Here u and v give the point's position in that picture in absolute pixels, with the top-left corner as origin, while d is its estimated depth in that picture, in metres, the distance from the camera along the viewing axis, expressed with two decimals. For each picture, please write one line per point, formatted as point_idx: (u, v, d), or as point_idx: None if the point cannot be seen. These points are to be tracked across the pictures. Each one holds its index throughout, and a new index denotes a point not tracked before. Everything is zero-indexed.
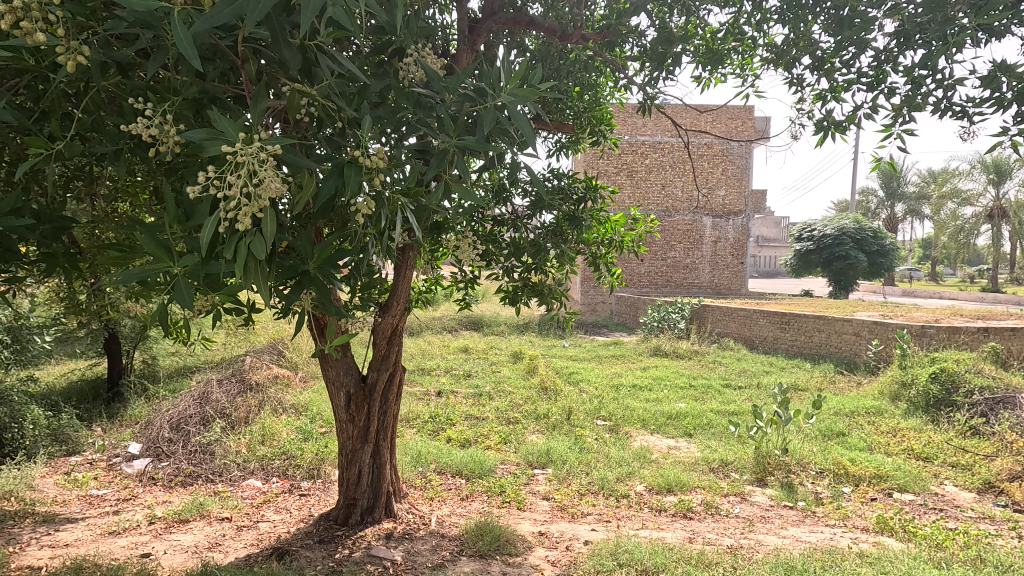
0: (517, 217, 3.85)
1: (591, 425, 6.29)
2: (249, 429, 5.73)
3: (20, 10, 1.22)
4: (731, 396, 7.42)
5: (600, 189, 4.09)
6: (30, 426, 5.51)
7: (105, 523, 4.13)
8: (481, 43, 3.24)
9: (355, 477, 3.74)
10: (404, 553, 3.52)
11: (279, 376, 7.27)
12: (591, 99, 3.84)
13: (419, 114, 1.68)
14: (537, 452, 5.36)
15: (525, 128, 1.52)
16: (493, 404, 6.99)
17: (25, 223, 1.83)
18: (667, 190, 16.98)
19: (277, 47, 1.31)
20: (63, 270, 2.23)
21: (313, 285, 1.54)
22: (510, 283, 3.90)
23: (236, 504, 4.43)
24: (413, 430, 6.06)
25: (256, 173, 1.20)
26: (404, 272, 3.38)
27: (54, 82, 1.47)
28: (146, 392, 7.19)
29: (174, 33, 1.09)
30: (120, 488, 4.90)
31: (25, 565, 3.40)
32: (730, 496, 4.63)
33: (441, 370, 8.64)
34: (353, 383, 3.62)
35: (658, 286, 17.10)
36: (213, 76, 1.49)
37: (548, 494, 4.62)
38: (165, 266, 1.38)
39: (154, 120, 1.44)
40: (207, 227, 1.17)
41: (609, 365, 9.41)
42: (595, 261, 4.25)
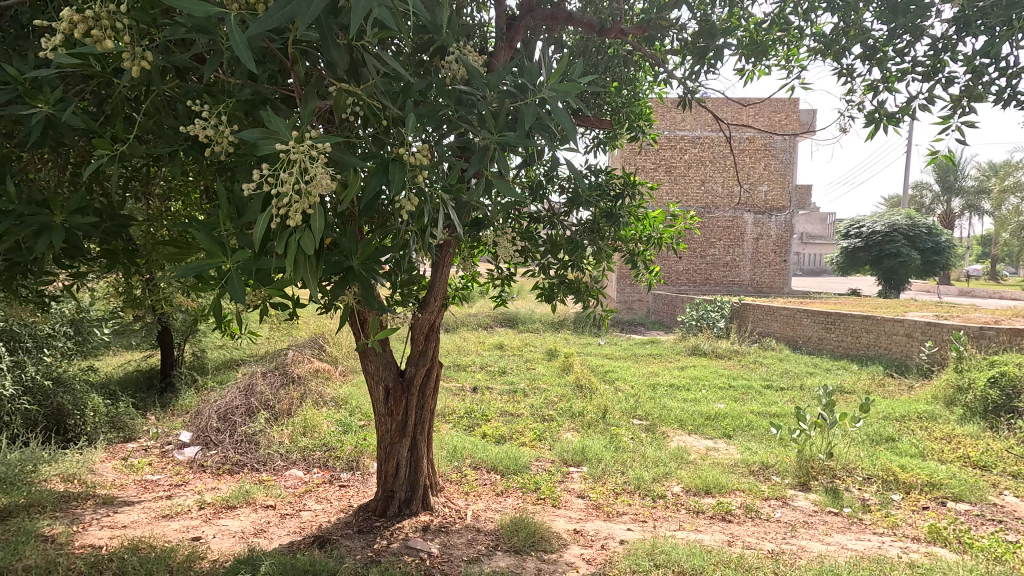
0: (553, 214, 3.84)
1: (627, 424, 6.23)
2: (291, 421, 5.92)
3: (91, 20, 1.29)
4: (773, 398, 7.22)
5: (638, 185, 4.03)
6: (90, 413, 5.86)
7: (159, 507, 4.34)
8: (519, 40, 3.25)
9: (393, 470, 3.81)
10: (439, 546, 3.58)
11: (320, 369, 7.47)
12: (629, 94, 3.81)
13: (460, 111, 1.68)
14: (572, 450, 5.34)
15: (566, 124, 1.51)
16: (528, 401, 7.00)
17: (89, 221, 1.93)
18: (706, 186, 16.63)
19: (326, 48, 1.35)
20: (122, 265, 2.35)
21: (357, 280, 1.58)
22: (546, 280, 3.90)
23: (279, 493, 4.58)
24: (449, 425, 6.13)
25: (307, 170, 1.23)
26: (441, 269, 3.42)
27: (118, 87, 1.55)
28: (195, 383, 7.51)
29: (230, 36, 1.12)
30: (172, 474, 5.14)
31: (88, 544, 3.61)
32: (771, 500, 4.51)
33: (477, 366, 8.71)
34: (392, 377, 3.69)
35: (698, 284, 16.72)
36: (264, 78, 1.54)
37: (583, 493, 4.61)
38: (219, 261, 1.43)
39: (210, 121, 1.50)
40: (260, 223, 1.21)
41: (645, 363, 9.30)
42: (632, 259, 4.22)
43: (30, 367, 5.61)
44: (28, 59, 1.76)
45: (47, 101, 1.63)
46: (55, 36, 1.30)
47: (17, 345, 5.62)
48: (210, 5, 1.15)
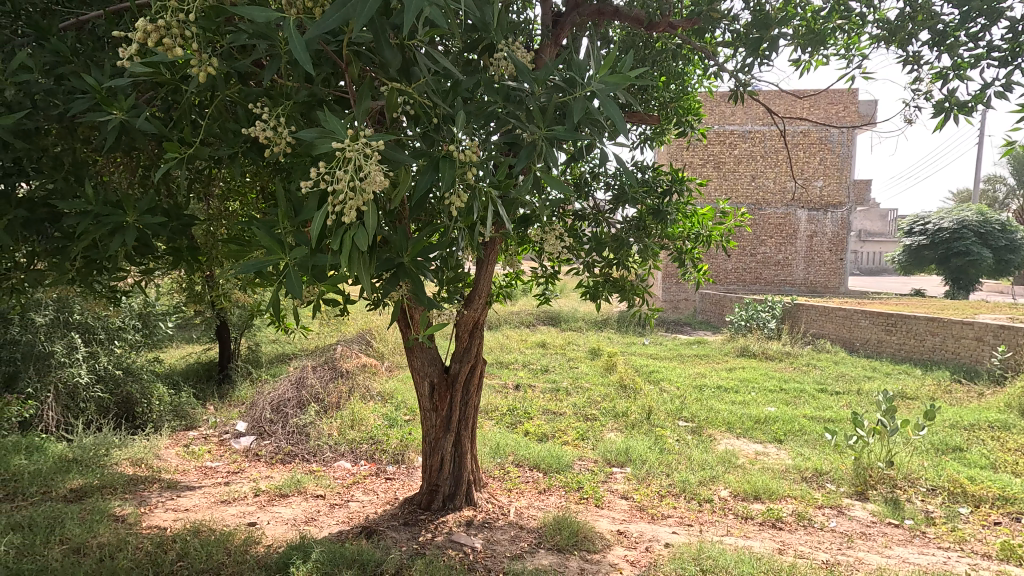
0: (599, 211, 3.80)
1: (672, 426, 6.11)
2: (340, 414, 6.11)
3: (163, 29, 1.35)
4: (827, 402, 6.92)
5: (686, 182, 3.96)
6: (156, 402, 6.23)
7: (218, 493, 4.57)
8: (565, 37, 3.22)
9: (438, 464, 3.87)
10: (483, 541, 3.62)
11: (367, 364, 7.66)
12: (677, 89, 3.73)
13: (509, 107, 1.68)
14: (616, 450, 5.28)
15: (615, 115, 1.47)
16: (571, 399, 6.97)
17: (158, 221, 2.04)
18: (757, 182, 16.10)
19: (379, 48, 1.37)
20: (187, 263, 2.47)
21: (407, 276, 1.60)
22: (591, 279, 3.88)
23: (329, 483, 4.73)
24: (492, 422, 6.18)
25: (361, 167, 1.25)
26: (486, 266, 3.44)
27: (185, 93, 1.62)
28: (250, 375, 7.85)
29: (289, 39, 1.16)
30: (229, 462, 5.40)
31: (154, 525, 3.83)
32: (825, 509, 4.33)
33: (520, 364, 8.74)
34: (437, 373, 3.75)
35: (747, 284, 16.15)
36: (320, 80, 1.57)
37: (626, 494, 4.55)
38: (277, 258, 1.48)
39: (269, 123, 1.55)
40: (317, 220, 1.25)
41: (691, 364, 9.09)
42: (680, 257, 4.14)
43: (103, 358, 6.00)
44: (104, 68, 1.88)
45: (121, 108, 1.73)
46: (130, 45, 1.37)
47: (91, 336, 6.02)
48: (270, 10, 1.19)
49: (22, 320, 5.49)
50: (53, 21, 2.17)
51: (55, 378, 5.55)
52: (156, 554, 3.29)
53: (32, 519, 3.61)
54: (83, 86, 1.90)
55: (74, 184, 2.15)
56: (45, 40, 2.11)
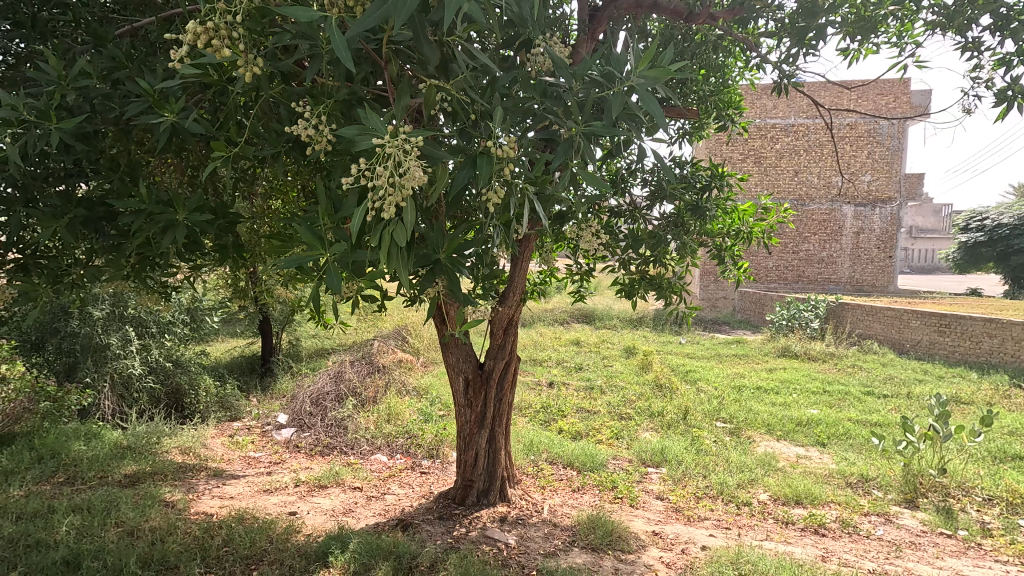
0: (635, 208, 3.75)
1: (710, 427, 5.98)
2: (377, 408, 6.23)
3: (212, 31, 1.39)
4: (874, 405, 6.65)
5: (726, 177, 3.87)
6: (202, 393, 6.48)
7: (261, 482, 4.72)
8: (602, 31, 3.16)
9: (472, 460, 3.90)
10: (517, 537, 3.63)
11: (403, 360, 7.77)
12: (717, 82, 3.65)
13: (546, 102, 1.65)
14: (651, 450, 5.21)
15: (655, 110, 1.42)
16: (605, 398, 6.92)
17: (207, 219, 2.12)
18: (800, 177, 15.59)
19: (418, 45, 1.37)
20: (232, 259, 2.56)
21: (443, 273, 1.61)
22: (626, 276, 3.83)
23: (366, 476, 4.83)
24: (526, 419, 6.20)
25: (401, 164, 1.26)
26: (520, 263, 3.43)
27: (231, 93, 1.66)
28: (291, 369, 8.09)
29: (331, 37, 1.17)
30: (271, 452, 5.57)
31: (201, 511, 3.98)
32: (872, 516, 4.17)
33: (553, 361, 8.72)
34: (471, 369, 3.77)
35: (789, 282, 15.64)
36: (360, 78, 1.59)
37: (662, 494, 4.49)
38: (318, 254, 1.51)
39: (311, 122, 1.58)
40: (357, 216, 1.26)
41: (730, 364, 8.88)
42: (719, 254, 4.05)
43: (154, 350, 6.28)
44: (156, 72, 1.96)
45: (172, 111, 1.80)
46: (181, 47, 1.41)
47: (143, 329, 6.29)
48: (312, 10, 1.21)
49: (81, 314, 5.79)
50: (109, 29, 2.28)
51: (111, 369, 5.83)
52: (203, 539, 3.43)
53: (90, 502, 3.82)
54: (137, 90, 1.98)
55: (129, 184, 2.24)
56: (102, 47, 2.22)
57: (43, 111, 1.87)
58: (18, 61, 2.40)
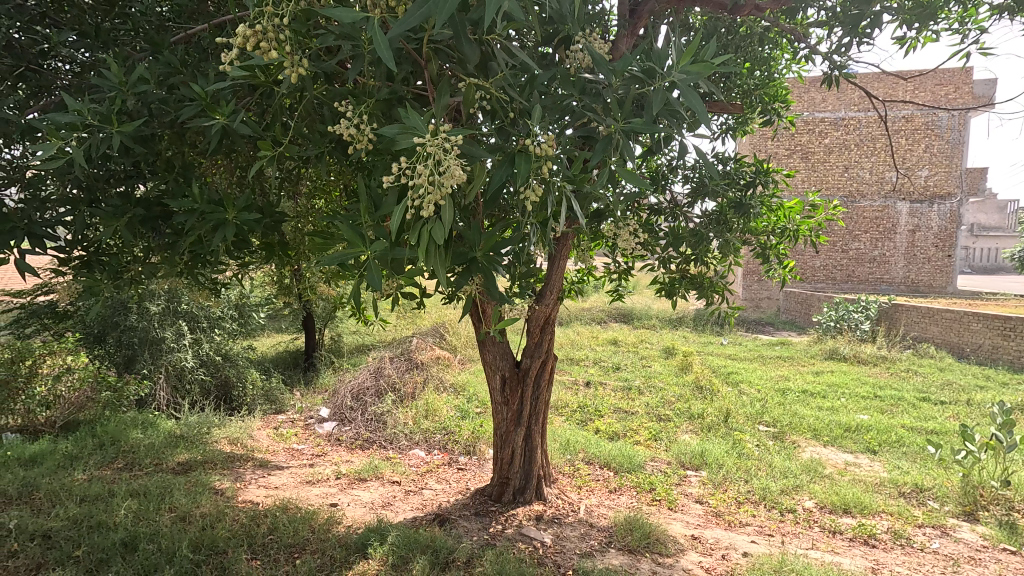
0: (676, 205, 3.67)
1: (752, 431, 5.82)
2: (415, 404, 6.33)
3: (260, 34, 1.42)
4: (930, 412, 6.33)
5: (772, 173, 3.75)
6: (249, 386, 6.73)
7: (304, 473, 4.87)
8: (642, 26, 3.11)
9: (508, 457, 3.91)
10: (553, 536, 3.63)
11: (440, 357, 7.86)
12: (763, 75, 3.55)
13: (585, 100, 1.63)
14: (690, 453, 5.11)
15: (697, 106, 1.37)
16: (643, 398, 6.82)
17: (255, 218, 2.19)
18: (851, 172, 14.97)
19: (458, 44, 1.37)
20: (277, 256, 2.64)
21: (479, 271, 1.61)
22: (666, 275, 3.77)
23: (404, 470, 4.91)
24: (562, 418, 6.18)
25: (440, 162, 1.27)
26: (557, 262, 3.40)
27: (277, 95, 1.71)
28: (333, 364, 8.30)
29: (374, 38, 1.18)
30: (314, 445, 5.74)
31: (248, 499, 4.14)
32: (926, 528, 3.97)
33: (591, 361, 8.66)
34: (508, 367, 3.78)
35: (837, 282, 15.03)
36: (401, 78, 1.61)
37: (702, 498, 4.39)
38: (359, 251, 1.53)
39: (353, 121, 1.60)
40: (396, 214, 1.28)
41: (774, 366, 8.61)
42: (763, 253, 3.94)
43: (205, 344, 6.56)
44: (209, 77, 2.04)
45: (223, 113, 1.87)
46: (231, 50, 1.45)
47: (195, 324, 6.57)
48: (356, 11, 1.23)
49: (139, 308, 6.10)
50: (166, 36, 2.39)
51: (166, 361, 6.13)
52: (250, 526, 3.56)
53: (146, 487, 4.02)
54: (191, 95, 2.07)
55: (183, 184, 2.35)
56: (159, 54, 2.33)
57: (106, 116, 1.98)
58: (84, 69, 2.54)
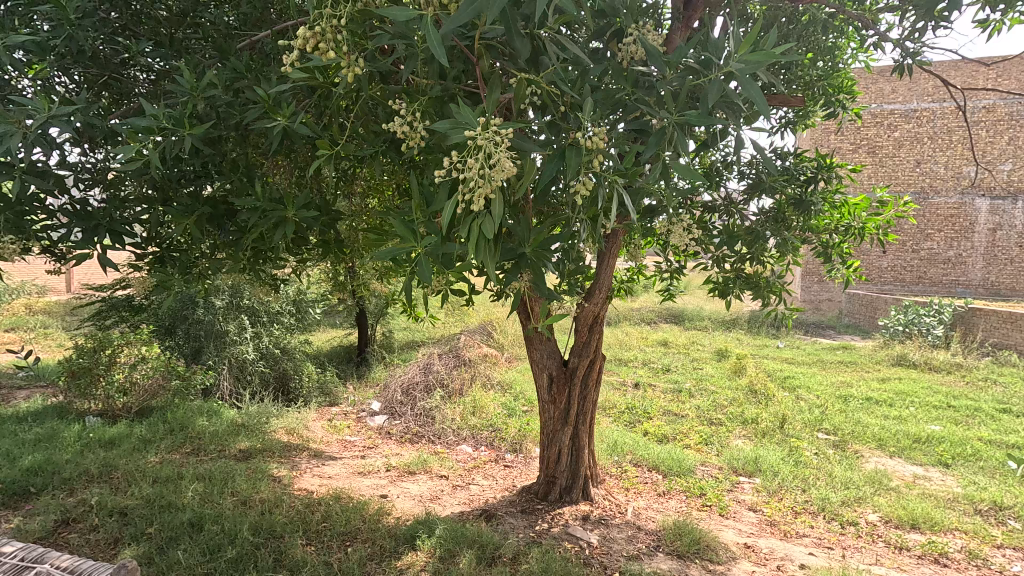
0: (731, 202, 3.56)
1: (811, 438, 5.57)
2: (463, 400, 6.41)
3: (319, 35, 1.46)
4: (1011, 425, 5.87)
5: (836, 168, 3.58)
6: (305, 378, 7.00)
7: (356, 464, 5.02)
8: (697, 18, 3.02)
9: (555, 456, 3.90)
10: (599, 537, 3.59)
11: (488, 354, 7.93)
12: (826, 66, 3.39)
13: (638, 93, 1.59)
14: (744, 459, 4.94)
15: (756, 96, 1.30)
16: (694, 401, 6.65)
17: (312, 215, 2.28)
18: (923, 167, 14.08)
19: (509, 39, 1.37)
20: (333, 253, 2.74)
21: (528, 266, 1.61)
22: (719, 274, 3.67)
23: (452, 465, 4.98)
24: (610, 419, 6.11)
25: (491, 155, 1.27)
26: (607, 260, 3.37)
27: (334, 95, 1.76)
28: (384, 359, 8.52)
29: (426, 34, 1.19)
30: (366, 437, 5.91)
31: (303, 487, 4.31)
32: (1006, 549, 3.68)
33: (639, 362, 8.52)
34: (556, 366, 3.76)
35: (907, 284, 14.16)
36: (453, 75, 1.63)
37: (755, 506, 4.24)
38: (411, 246, 1.56)
39: (407, 119, 1.63)
40: (447, 208, 1.29)
41: (835, 372, 8.21)
42: (825, 252, 3.76)
43: (265, 337, 6.87)
44: (271, 80, 2.13)
45: (284, 115, 1.95)
46: (291, 53, 1.50)
47: (256, 318, 6.90)
48: (409, 9, 1.25)
49: (205, 303, 6.45)
50: (232, 43, 2.51)
51: (229, 354, 6.46)
52: (305, 513, 3.71)
53: (211, 472, 4.25)
54: (255, 98, 2.17)
55: (247, 183, 2.46)
56: (226, 60, 2.45)
57: (179, 119, 2.10)
58: (159, 77, 2.71)
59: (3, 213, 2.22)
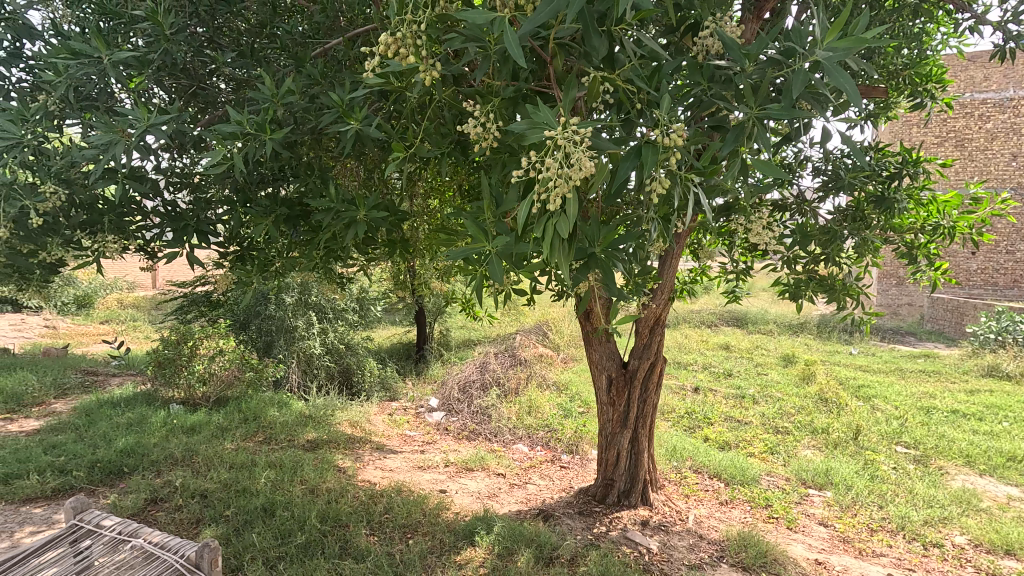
0: (803, 200, 3.41)
1: (889, 451, 5.22)
2: (519, 399, 6.44)
3: (398, 41, 1.50)
4: None
5: (923, 162, 3.34)
6: (367, 373, 7.24)
7: (416, 459, 5.15)
8: (769, 9, 2.89)
9: (614, 459, 3.84)
10: (659, 544, 3.51)
11: (544, 354, 7.92)
12: (913, 54, 3.17)
13: (715, 88, 1.53)
14: (813, 470, 4.69)
15: (846, 86, 1.22)
16: (758, 408, 6.39)
17: (382, 216, 2.35)
18: (1020, 161, 12.91)
19: (585, 39, 1.36)
20: (399, 252, 2.81)
21: (598, 267, 1.58)
22: (790, 276, 3.50)
23: (509, 464, 5.01)
24: (668, 423, 5.97)
25: (570, 155, 1.25)
26: (670, 260, 3.29)
27: (409, 98, 1.80)
28: (442, 357, 8.69)
29: (503, 36, 1.20)
30: (424, 433, 6.04)
31: (366, 479, 4.45)
32: None
33: (700, 365, 8.27)
34: (615, 367, 3.71)
35: (999, 288, 13.03)
36: (525, 76, 1.63)
37: (826, 521, 4.02)
38: (482, 245, 1.57)
39: (480, 121, 1.65)
40: (523, 208, 1.29)
41: (916, 381, 7.66)
42: (909, 253, 3.52)
43: (331, 333, 7.16)
44: (345, 86, 2.21)
45: (357, 119, 2.02)
46: (372, 59, 1.55)
47: (323, 314, 7.21)
48: (488, 12, 1.25)
49: (277, 299, 6.79)
50: (307, 51, 2.63)
51: (297, 348, 6.78)
52: (368, 503, 3.84)
53: (282, 460, 4.46)
54: (330, 103, 2.27)
55: (321, 185, 2.57)
56: (302, 68, 2.57)
57: (260, 125, 2.21)
58: (241, 85, 2.87)
59: (106, 215, 2.43)
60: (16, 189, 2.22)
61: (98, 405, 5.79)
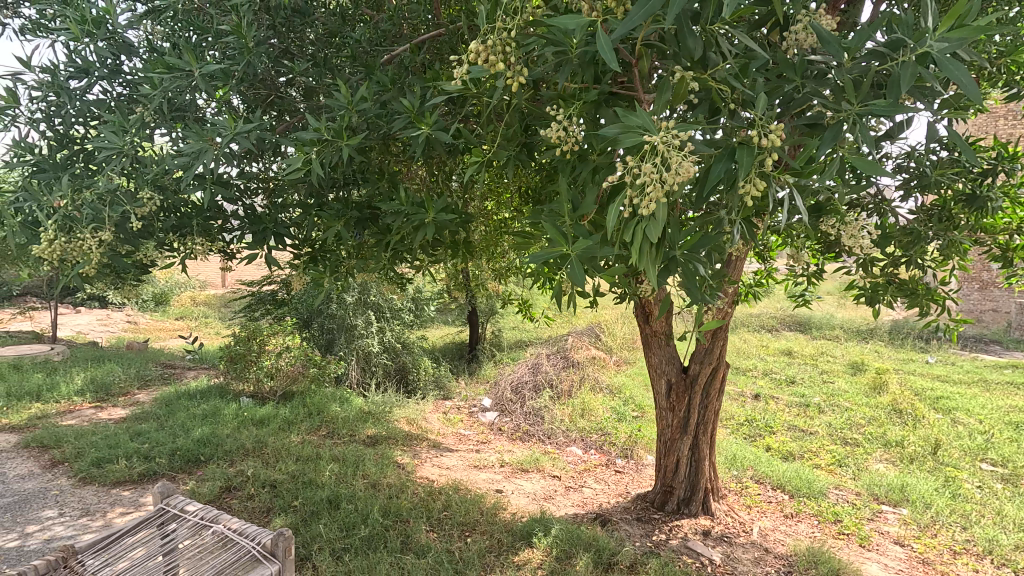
0: (882, 200, 3.22)
1: (972, 468, 4.86)
2: (572, 402, 6.40)
3: (485, 48, 1.54)
4: None
5: (1021, 158, 3.08)
6: (422, 372, 7.38)
7: (471, 458, 5.20)
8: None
9: (673, 466, 3.76)
10: (722, 555, 3.41)
11: (597, 357, 7.84)
12: (1011, 41, 2.93)
13: (811, 84, 1.47)
14: (887, 485, 4.43)
15: (960, 77, 1.12)
16: (824, 417, 6.09)
17: (450, 218, 2.38)
18: None
19: (681, 39, 1.36)
20: (462, 253, 2.85)
21: (680, 271, 1.54)
22: (867, 280, 3.32)
23: (564, 466, 4.98)
24: (727, 430, 5.78)
25: (668, 158, 1.22)
26: (736, 262, 3.18)
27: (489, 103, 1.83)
28: (494, 357, 8.76)
29: (596, 42, 1.19)
30: (478, 432, 6.10)
31: (424, 476, 4.54)
32: None
33: (760, 371, 7.96)
34: (675, 372, 3.63)
35: None
36: (603, 78, 1.62)
37: (903, 540, 3.78)
38: (562, 249, 1.55)
39: (562, 124, 1.65)
40: (613, 212, 1.27)
41: (1003, 394, 7.09)
42: (1003, 255, 3.25)
43: (389, 332, 7.35)
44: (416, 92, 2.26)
45: (428, 124, 2.07)
46: (459, 66, 1.59)
47: (381, 313, 7.41)
48: (579, 17, 1.25)
49: (338, 299, 7.03)
50: (377, 58, 2.71)
51: (357, 346, 7.01)
52: (427, 500, 3.92)
53: (344, 454, 4.62)
54: (401, 109, 2.32)
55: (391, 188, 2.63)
56: (372, 76, 2.64)
57: (337, 131, 2.28)
58: (313, 93, 2.98)
59: (195, 219, 2.60)
60: (118, 195, 2.39)
61: (177, 396, 6.17)
